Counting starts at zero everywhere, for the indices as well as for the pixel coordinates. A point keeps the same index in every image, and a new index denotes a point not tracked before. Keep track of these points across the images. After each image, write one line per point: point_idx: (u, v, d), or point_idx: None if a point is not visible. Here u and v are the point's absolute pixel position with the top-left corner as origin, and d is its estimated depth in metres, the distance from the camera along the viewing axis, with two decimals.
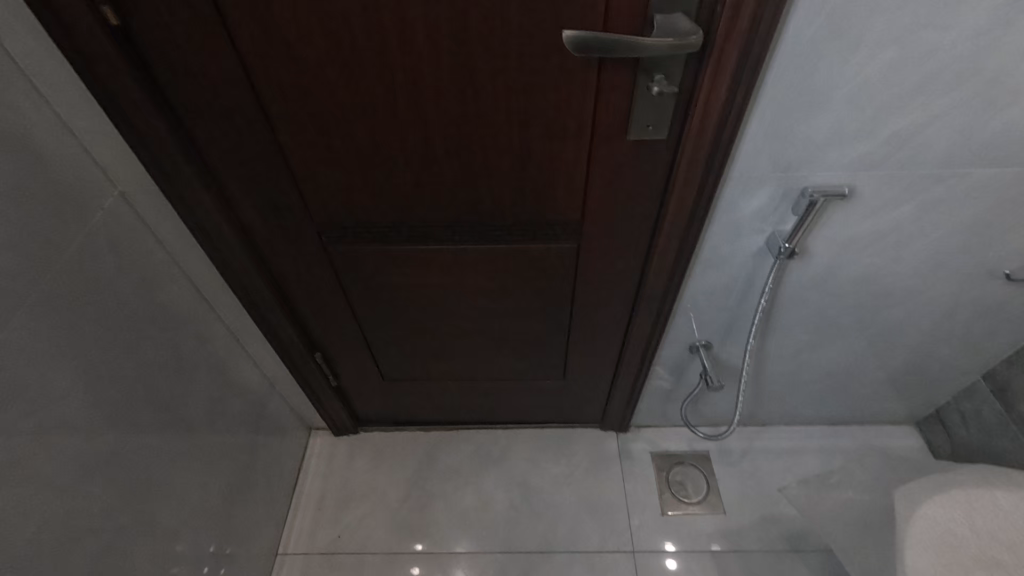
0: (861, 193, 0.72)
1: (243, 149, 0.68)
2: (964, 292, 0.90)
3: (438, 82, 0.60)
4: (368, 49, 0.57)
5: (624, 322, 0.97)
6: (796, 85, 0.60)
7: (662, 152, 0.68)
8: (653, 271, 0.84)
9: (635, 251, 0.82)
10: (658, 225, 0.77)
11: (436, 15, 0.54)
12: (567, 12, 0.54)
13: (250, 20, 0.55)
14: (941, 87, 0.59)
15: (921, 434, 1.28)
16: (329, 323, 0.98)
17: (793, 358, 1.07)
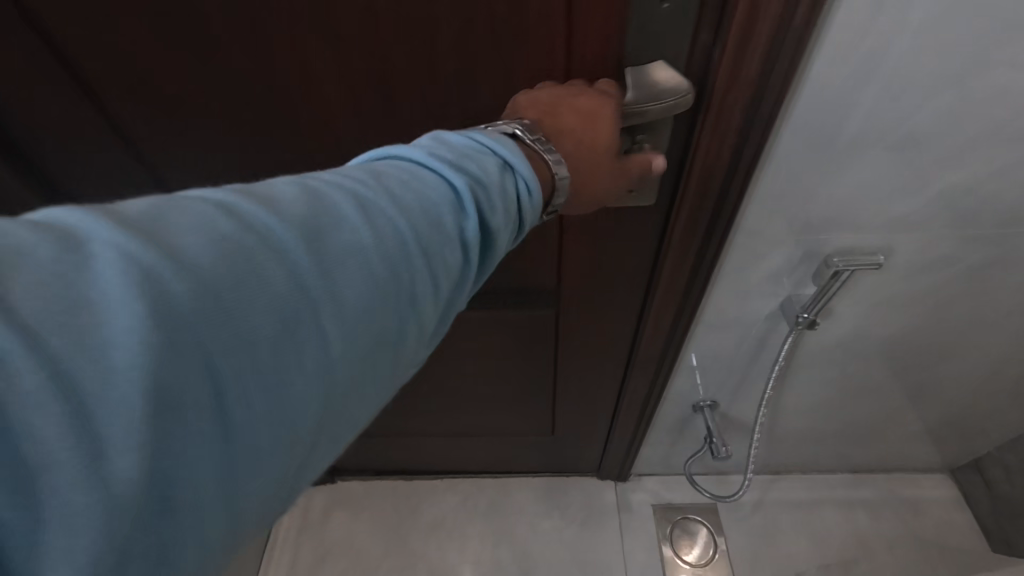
0: (898, 256, 0.59)
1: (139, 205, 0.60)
2: (1017, 350, 0.77)
3: (361, 135, 0.51)
4: (270, 100, 0.48)
5: (618, 384, 0.86)
6: (820, 140, 0.47)
7: (652, 216, 0.56)
8: (647, 338, 0.72)
9: (626, 318, 0.71)
10: (650, 293, 0.65)
11: (344, 61, 0.45)
12: (514, 56, 0.44)
13: (113, 74, 0.47)
14: (1010, 138, 0.46)
15: (957, 485, 1.14)
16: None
17: (811, 412, 0.95)
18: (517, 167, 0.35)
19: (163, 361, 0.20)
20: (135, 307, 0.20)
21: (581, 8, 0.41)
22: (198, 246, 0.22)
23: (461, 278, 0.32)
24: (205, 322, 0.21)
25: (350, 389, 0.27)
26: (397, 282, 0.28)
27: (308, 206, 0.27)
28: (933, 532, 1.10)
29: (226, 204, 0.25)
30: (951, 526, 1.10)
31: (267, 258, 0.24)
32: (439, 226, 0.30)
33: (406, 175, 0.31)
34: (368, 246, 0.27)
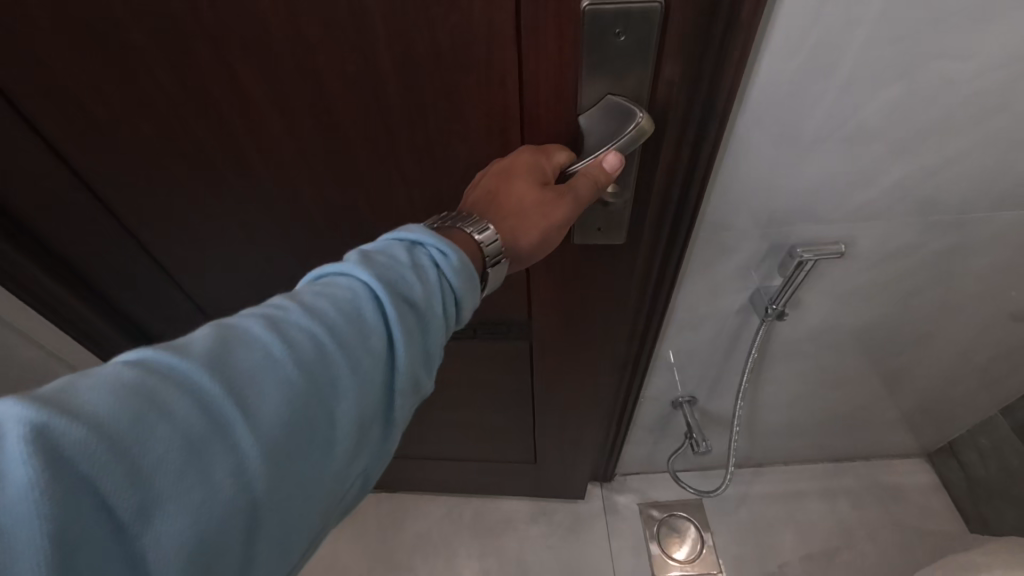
0: (860, 246, 0.60)
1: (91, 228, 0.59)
2: (984, 335, 0.78)
3: (307, 158, 0.49)
4: (205, 126, 0.47)
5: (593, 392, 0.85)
6: (775, 134, 0.48)
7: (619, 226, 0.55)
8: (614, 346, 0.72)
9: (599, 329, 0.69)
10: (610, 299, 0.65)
11: (279, 85, 0.43)
12: (460, 81, 0.42)
13: (45, 99, 0.46)
14: (959, 126, 0.47)
15: (933, 468, 1.16)
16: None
17: (788, 405, 0.96)
18: (449, 255, 0.36)
19: (56, 512, 0.22)
20: (32, 464, 0.23)
21: (529, 34, 0.38)
22: (104, 400, 0.25)
23: (399, 379, 0.34)
24: (102, 475, 0.24)
25: (262, 504, 0.28)
26: (314, 399, 0.30)
27: (222, 343, 0.29)
28: (914, 517, 1.11)
29: (141, 358, 0.28)
30: (931, 510, 1.12)
31: (171, 400, 0.26)
32: (364, 334, 0.32)
33: (332, 282, 0.34)
34: (271, 368, 0.29)
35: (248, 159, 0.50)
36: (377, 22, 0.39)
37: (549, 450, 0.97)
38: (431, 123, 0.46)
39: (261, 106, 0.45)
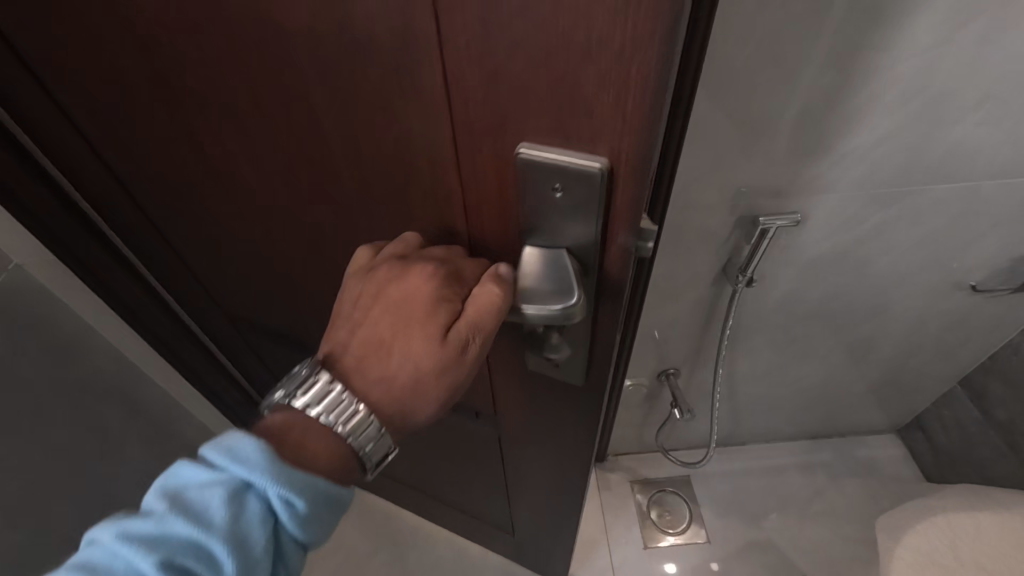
0: (813, 217, 0.70)
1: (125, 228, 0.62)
2: (934, 304, 0.87)
3: (281, 214, 0.51)
4: (198, 166, 0.50)
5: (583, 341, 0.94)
6: (733, 115, 0.57)
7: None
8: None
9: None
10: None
11: (252, 150, 0.44)
12: (404, 187, 0.41)
13: (84, 117, 0.50)
14: (886, 108, 0.57)
15: (902, 442, 1.24)
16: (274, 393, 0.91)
17: (765, 378, 1.04)
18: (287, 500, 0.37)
19: None
20: None
21: (468, 160, 0.36)
22: None
23: None
24: None
25: None
26: None
27: None
28: (886, 486, 1.19)
29: None
30: (902, 479, 1.20)
31: None
32: None
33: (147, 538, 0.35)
34: None
35: (235, 200, 0.52)
36: (328, 118, 0.38)
37: (526, 522, 0.93)
38: (383, 215, 0.45)
39: (241, 164, 0.47)
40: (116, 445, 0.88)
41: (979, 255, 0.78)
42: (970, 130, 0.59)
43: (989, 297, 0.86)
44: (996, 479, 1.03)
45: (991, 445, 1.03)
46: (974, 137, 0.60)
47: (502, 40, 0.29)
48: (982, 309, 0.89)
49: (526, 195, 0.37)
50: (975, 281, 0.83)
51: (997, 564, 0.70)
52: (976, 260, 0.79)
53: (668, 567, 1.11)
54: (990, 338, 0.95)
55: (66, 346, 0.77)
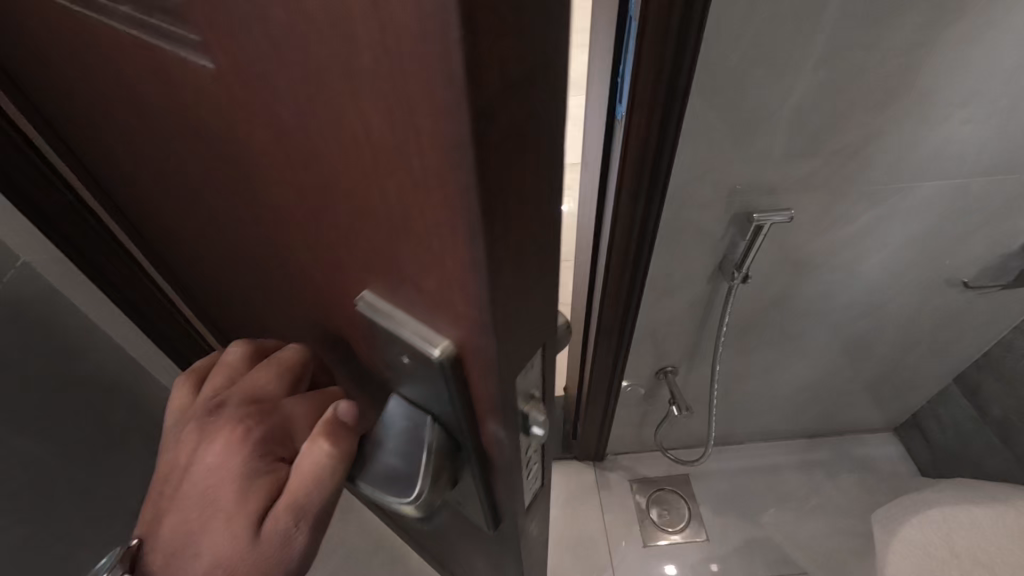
0: (806, 214, 0.71)
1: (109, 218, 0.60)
2: (928, 300, 0.89)
3: (213, 257, 0.49)
4: (140, 194, 0.49)
5: (585, 339, 0.95)
6: (725, 114, 0.58)
7: (614, 184, 0.64)
8: (597, 297, 0.83)
9: (590, 268, 0.82)
10: (599, 241, 0.75)
11: (173, 197, 0.43)
12: (292, 274, 0.37)
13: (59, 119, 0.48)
14: (875, 105, 0.58)
15: (900, 441, 1.25)
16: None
17: (762, 377, 1.05)
18: None
19: None
20: None
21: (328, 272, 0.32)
22: None
23: None
24: None
25: None
26: None
27: None
28: (884, 484, 1.20)
29: None
30: (899, 477, 1.21)
31: None
32: None
33: None
34: None
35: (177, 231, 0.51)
36: (212, 189, 0.36)
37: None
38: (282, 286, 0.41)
39: (170, 205, 0.45)
40: (119, 442, 0.89)
41: (970, 251, 0.79)
42: (956, 128, 0.61)
43: (981, 293, 0.87)
44: (989, 473, 1.03)
45: (984, 438, 1.04)
46: (961, 134, 0.62)
47: (313, 174, 0.25)
48: (975, 306, 0.90)
49: (376, 343, 0.32)
50: (967, 278, 0.84)
51: (991, 557, 0.70)
52: (967, 256, 0.80)
53: (669, 569, 1.11)
54: (985, 335, 0.96)
55: (72, 344, 0.79)
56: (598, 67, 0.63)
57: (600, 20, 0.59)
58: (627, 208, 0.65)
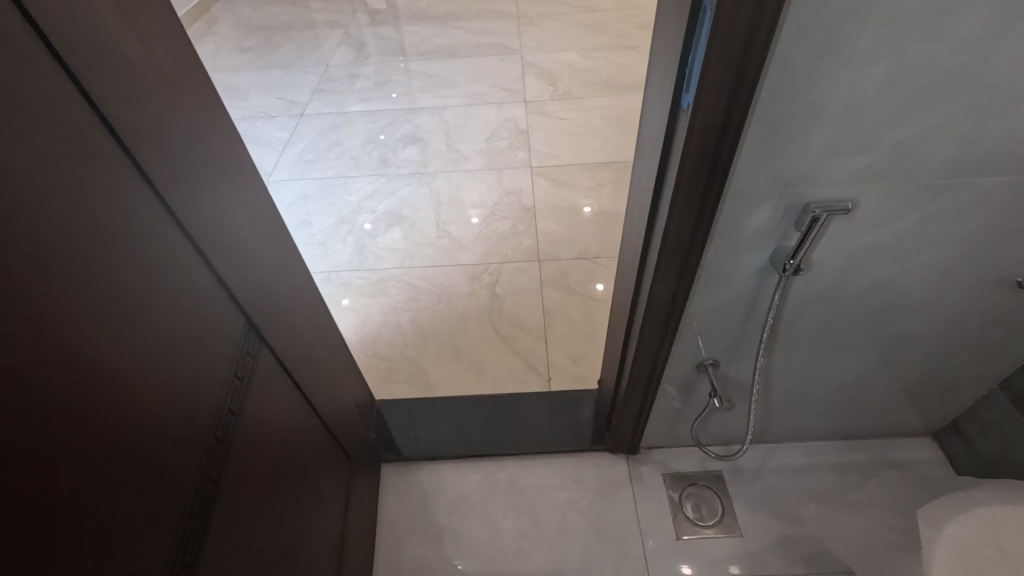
0: (862, 207, 0.72)
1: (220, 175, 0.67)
2: (977, 299, 0.88)
3: None
4: None
5: (628, 329, 0.97)
6: (790, 104, 0.59)
7: (673, 174, 0.66)
8: (645, 287, 0.84)
9: (639, 258, 0.83)
10: (653, 231, 0.76)
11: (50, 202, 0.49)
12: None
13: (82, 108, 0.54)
14: (941, 96, 0.59)
15: (939, 446, 1.24)
16: (305, 381, 0.92)
17: (802, 373, 1.05)
18: None
19: None
20: None
21: None
22: None
23: None
24: None
25: None
26: None
27: None
28: (923, 489, 1.18)
29: None
30: (939, 481, 1.19)
31: None
32: None
33: None
34: None
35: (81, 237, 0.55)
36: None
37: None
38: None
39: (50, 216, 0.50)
40: None
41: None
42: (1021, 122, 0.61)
43: None
44: None
45: None
46: None
47: None
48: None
49: None
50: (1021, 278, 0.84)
51: None
52: (1022, 256, 0.80)
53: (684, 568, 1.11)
54: None
55: None
56: (661, 63, 0.65)
57: (668, 15, 0.61)
58: (684, 199, 0.67)
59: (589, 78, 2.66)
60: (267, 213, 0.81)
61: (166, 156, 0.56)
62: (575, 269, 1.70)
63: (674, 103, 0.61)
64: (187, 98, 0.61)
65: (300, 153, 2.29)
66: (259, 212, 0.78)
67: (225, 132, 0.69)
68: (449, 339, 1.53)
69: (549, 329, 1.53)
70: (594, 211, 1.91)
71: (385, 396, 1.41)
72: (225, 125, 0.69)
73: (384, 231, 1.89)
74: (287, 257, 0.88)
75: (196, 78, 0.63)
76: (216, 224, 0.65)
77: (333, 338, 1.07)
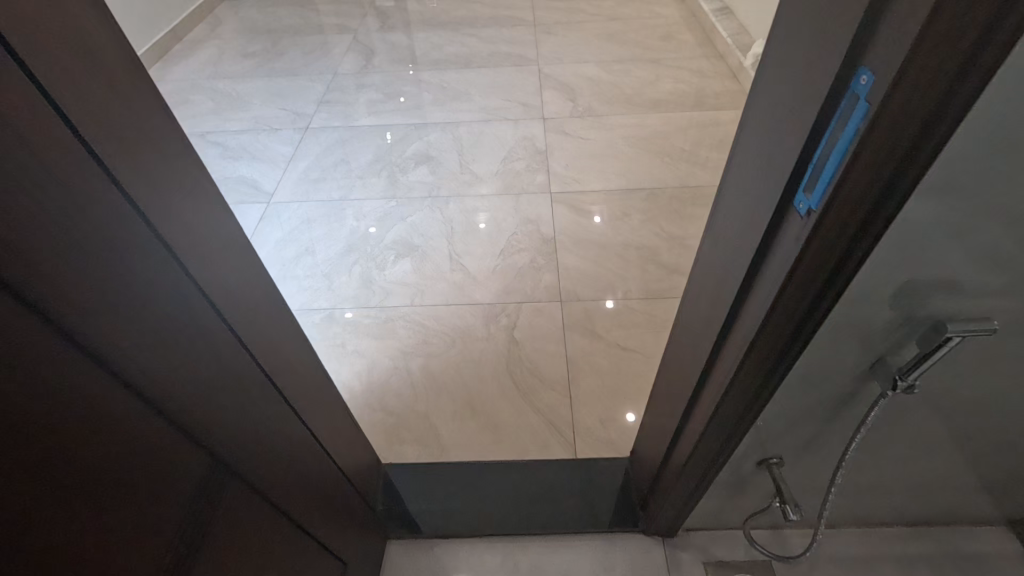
0: (994, 314, 0.59)
1: (194, 275, 0.54)
2: None
3: None
4: None
5: (684, 420, 0.84)
6: (944, 210, 0.46)
7: (770, 283, 0.53)
8: (712, 385, 0.71)
9: (708, 354, 0.70)
10: (732, 333, 0.63)
11: None
12: None
13: None
14: None
15: (1018, 537, 1.10)
16: (302, 481, 0.79)
17: (872, 460, 0.93)
18: None
19: None
20: None
21: None
22: None
23: None
24: None
25: None
26: None
27: None
28: None
29: None
30: None
31: None
32: None
33: None
34: None
35: None
36: None
37: None
38: None
39: None
40: None
41: None
42: None
43: None
44: None
45: None
46: None
47: None
48: None
49: None
50: None
51: None
52: None
53: None
54: None
55: None
56: (755, 145, 0.52)
57: (773, 88, 0.47)
58: (782, 314, 0.53)
59: (610, 93, 2.52)
60: (255, 296, 0.67)
61: (103, 272, 0.43)
62: (599, 312, 1.56)
63: (782, 202, 0.48)
64: (145, 192, 0.47)
65: (303, 171, 2.16)
66: (245, 300, 0.64)
67: (201, 212, 0.56)
68: (463, 391, 1.40)
69: (573, 382, 1.40)
70: (619, 244, 1.78)
71: (393, 458, 1.28)
72: (203, 207, 0.56)
73: (394, 262, 1.75)
74: (281, 341, 0.75)
75: (157, 155, 0.49)
76: (180, 346, 0.52)
77: (331, 415, 0.94)
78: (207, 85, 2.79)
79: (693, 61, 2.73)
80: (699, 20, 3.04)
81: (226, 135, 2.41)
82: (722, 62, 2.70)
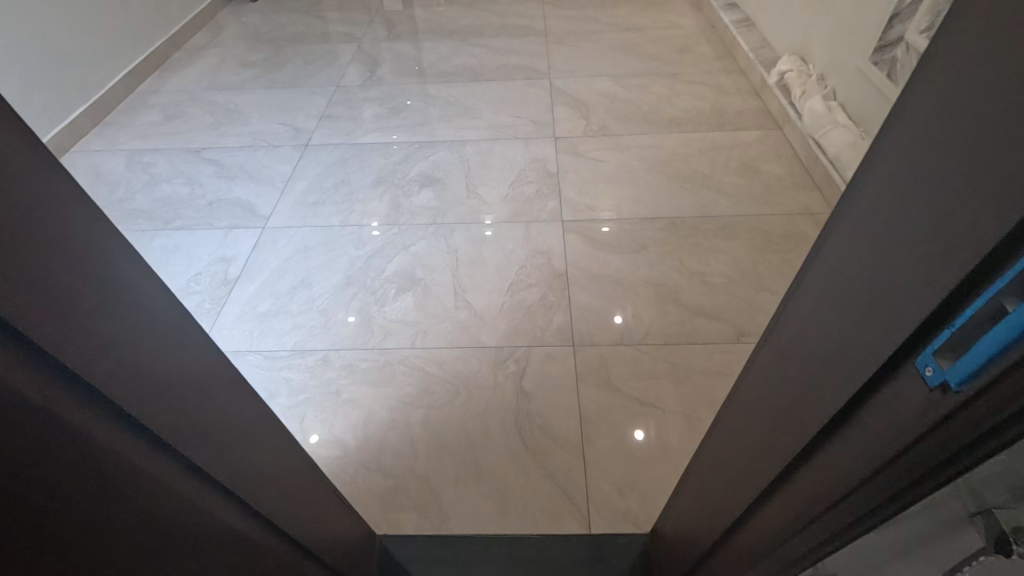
0: None
1: (130, 412, 0.42)
2: None
3: None
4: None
5: (730, 533, 0.72)
6: None
7: (866, 441, 0.41)
8: (768, 512, 0.60)
9: (771, 483, 0.58)
10: (805, 474, 0.51)
11: None
12: None
13: None
14: None
15: None
16: None
17: None
18: None
19: None
20: None
21: None
22: None
23: None
24: None
25: None
26: None
27: None
28: None
29: None
30: None
31: None
32: None
33: None
34: None
35: None
36: None
37: None
38: None
39: None
40: None
41: None
42: None
43: None
44: None
45: None
46: None
47: None
48: None
49: None
50: None
51: None
52: None
53: None
54: None
55: None
56: (859, 267, 0.40)
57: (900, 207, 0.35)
58: (873, 485, 0.41)
59: (625, 111, 2.39)
60: (221, 404, 0.56)
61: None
62: (615, 359, 1.44)
63: (900, 355, 0.36)
64: (42, 323, 0.34)
65: (302, 194, 2.05)
66: (211, 411, 0.53)
67: (141, 318, 0.43)
68: (467, 450, 1.28)
69: (587, 442, 1.28)
70: (635, 281, 1.66)
71: (389, 528, 1.17)
72: (141, 303, 0.44)
73: (395, 297, 1.64)
74: (254, 449, 0.63)
75: (73, 266, 0.37)
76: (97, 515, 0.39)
77: (315, 509, 0.83)
78: (205, 96, 2.69)
79: (712, 76, 2.60)
80: (719, 31, 2.91)
81: (223, 151, 2.30)
82: (743, 77, 2.57)
